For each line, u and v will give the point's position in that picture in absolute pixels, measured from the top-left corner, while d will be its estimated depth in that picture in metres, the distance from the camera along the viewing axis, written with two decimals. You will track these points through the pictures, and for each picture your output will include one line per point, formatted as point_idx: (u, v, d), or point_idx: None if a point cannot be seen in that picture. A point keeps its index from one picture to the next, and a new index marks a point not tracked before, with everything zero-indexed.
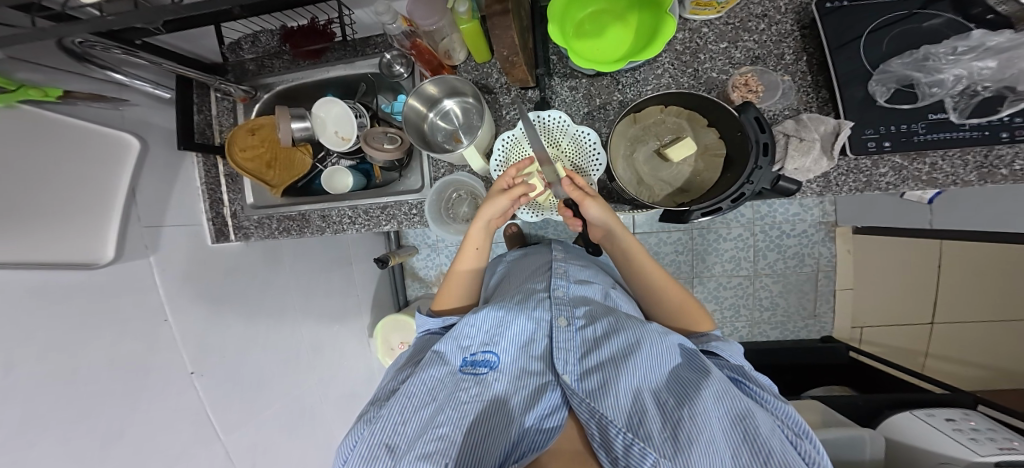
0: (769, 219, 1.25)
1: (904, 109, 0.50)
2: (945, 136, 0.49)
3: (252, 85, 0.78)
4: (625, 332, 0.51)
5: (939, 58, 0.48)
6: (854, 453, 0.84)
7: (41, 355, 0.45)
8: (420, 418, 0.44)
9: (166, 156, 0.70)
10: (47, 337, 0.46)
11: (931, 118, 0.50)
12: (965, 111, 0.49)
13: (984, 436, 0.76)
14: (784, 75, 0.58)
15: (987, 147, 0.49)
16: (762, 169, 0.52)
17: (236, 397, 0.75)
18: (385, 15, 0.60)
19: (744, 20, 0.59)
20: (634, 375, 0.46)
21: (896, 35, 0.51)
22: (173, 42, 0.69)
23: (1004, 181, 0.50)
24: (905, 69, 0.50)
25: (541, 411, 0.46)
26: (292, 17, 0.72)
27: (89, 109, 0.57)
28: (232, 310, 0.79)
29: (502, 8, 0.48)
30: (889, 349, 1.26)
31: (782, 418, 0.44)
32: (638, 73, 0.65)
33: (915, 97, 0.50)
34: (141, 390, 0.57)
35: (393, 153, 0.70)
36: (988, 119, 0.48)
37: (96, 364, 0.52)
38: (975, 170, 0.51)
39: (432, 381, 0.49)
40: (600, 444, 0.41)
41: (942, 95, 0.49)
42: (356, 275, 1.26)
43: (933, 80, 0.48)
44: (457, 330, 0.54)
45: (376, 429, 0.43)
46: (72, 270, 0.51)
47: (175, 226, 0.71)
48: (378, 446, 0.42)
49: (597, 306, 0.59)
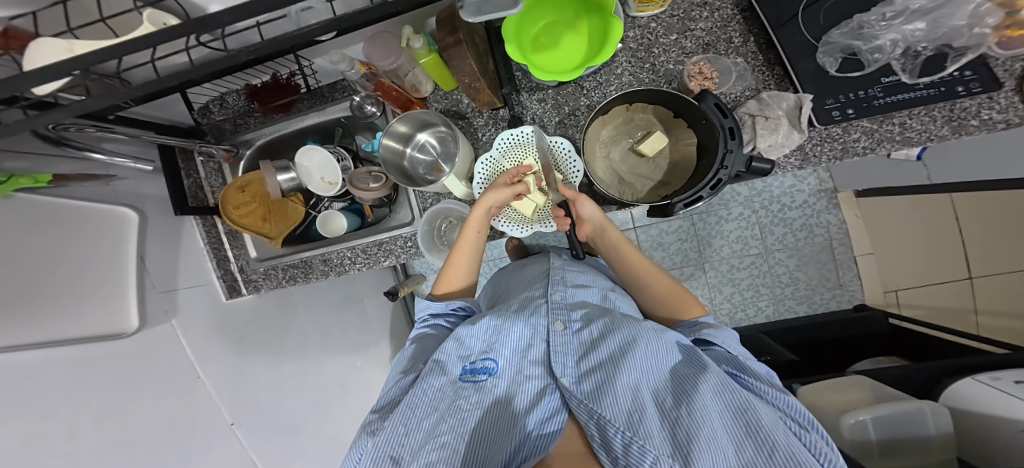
0: (767, 194, 1.22)
1: (855, 77, 0.50)
2: (903, 97, 0.48)
3: (233, 144, 0.82)
4: (620, 332, 0.50)
5: (873, 25, 0.48)
6: (918, 428, 0.78)
7: (94, 420, 0.50)
8: (423, 428, 0.45)
9: (165, 223, 0.74)
10: (97, 402, 0.51)
11: (885, 81, 0.49)
12: (915, 71, 0.48)
13: None
14: (735, 58, 0.58)
15: (948, 102, 0.48)
16: (733, 152, 0.50)
17: (274, 440, 0.78)
18: (342, 63, 0.62)
19: (688, 10, 0.60)
20: (633, 373, 0.45)
21: (831, 6, 0.51)
22: (146, 113, 0.72)
23: (978, 132, 0.48)
24: (845, 38, 0.49)
25: (541, 414, 0.46)
26: (255, 74, 0.75)
27: (83, 189, 0.61)
28: (257, 357, 0.82)
29: (454, 40, 0.52)
30: (932, 311, 1.17)
31: (782, 408, 0.41)
32: (599, 77, 0.66)
33: (862, 64, 0.49)
34: (189, 442, 0.61)
35: (379, 191, 0.74)
36: (938, 76, 0.47)
37: (144, 424, 0.55)
38: (946, 124, 0.49)
39: (434, 390, 0.49)
40: (600, 445, 0.40)
41: (887, 59, 0.48)
42: (371, 309, 1.29)
43: (872, 46, 0.48)
44: (457, 337, 0.55)
45: (382, 440, 0.44)
46: (107, 342, 0.55)
47: (187, 287, 0.76)
48: (383, 458, 0.43)
49: (593, 309, 0.59)
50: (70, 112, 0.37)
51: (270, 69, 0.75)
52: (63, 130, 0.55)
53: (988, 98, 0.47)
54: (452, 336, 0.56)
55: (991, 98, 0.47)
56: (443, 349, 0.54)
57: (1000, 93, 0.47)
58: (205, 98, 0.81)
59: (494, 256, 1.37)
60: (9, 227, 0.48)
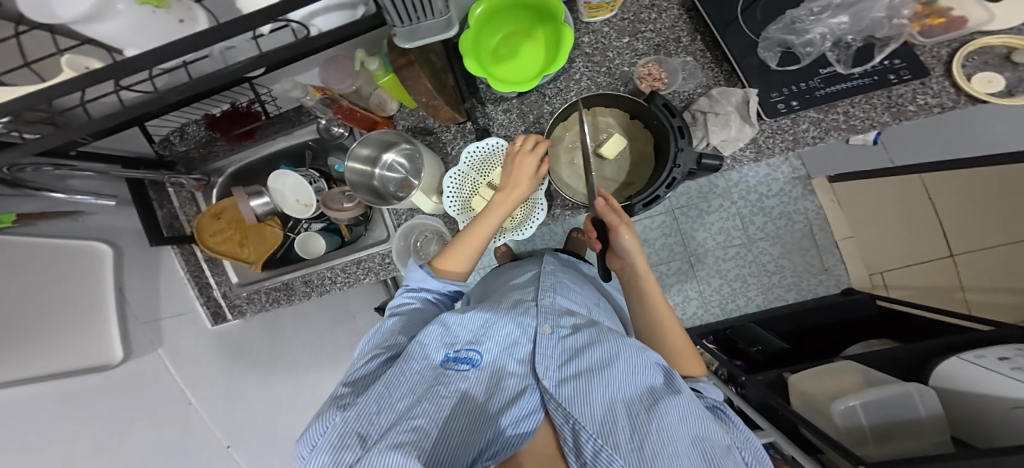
0: (743, 185, 1.24)
1: (794, 70, 0.52)
2: (842, 87, 0.51)
3: (202, 173, 0.84)
4: (606, 344, 0.51)
5: (803, 19, 0.52)
6: (908, 413, 0.77)
7: (91, 450, 0.51)
8: (396, 410, 0.44)
9: (140, 255, 0.75)
10: (91, 435, 0.52)
11: (823, 72, 0.51)
12: (848, 61, 0.51)
13: None
14: (685, 57, 0.60)
15: (885, 89, 0.51)
16: (683, 151, 0.52)
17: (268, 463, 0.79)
18: (295, 91, 0.65)
19: (638, 13, 0.62)
20: (612, 387, 0.46)
21: (766, 4, 0.54)
22: (114, 147, 0.73)
23: (916, 116, 0.51)
24: (780, 33, 0.53)
25: (517, 414, 0.46)
26: (212, 103, 0.74)
27: (53, 226, 0.61)
28: (248, 380, 0.83)
29: (406, 61, 0.53)
30: (920, 291, 1.18)
31: (740, 444, 0.46)
32: (559, 84, 0.67)
33: (798, 58, 0.52)
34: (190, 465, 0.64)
35: (353, 210, 0.75)
36: (869, 66, 0.50)
37: (139, 450, 0.57)
38: (886, 110, 0.51)
39: (412, 375, 0.48)
40: (571, 449, 0.41)
41: (819, 52, 0.52)
42: (362, 325, 1.29)
43: (804, 40, 0.52)
44: (444, 324, 0.55)
45: (353, 416, 0.42)
46: (90, 374, 0.56)
47: (170, 317, 0.76)
48: (350, 434, 0.40)
49: (583, 318, 0.59)
50: (29, 149, 0.38)
51: (227, 98, 0.74)
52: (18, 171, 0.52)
53: (920, 85, 0.51)
54: (439, 322, 0.55)
55: (924, 83, 0.51)
56: (428, 334, 0.54)
57: (932, 79, 0.51)
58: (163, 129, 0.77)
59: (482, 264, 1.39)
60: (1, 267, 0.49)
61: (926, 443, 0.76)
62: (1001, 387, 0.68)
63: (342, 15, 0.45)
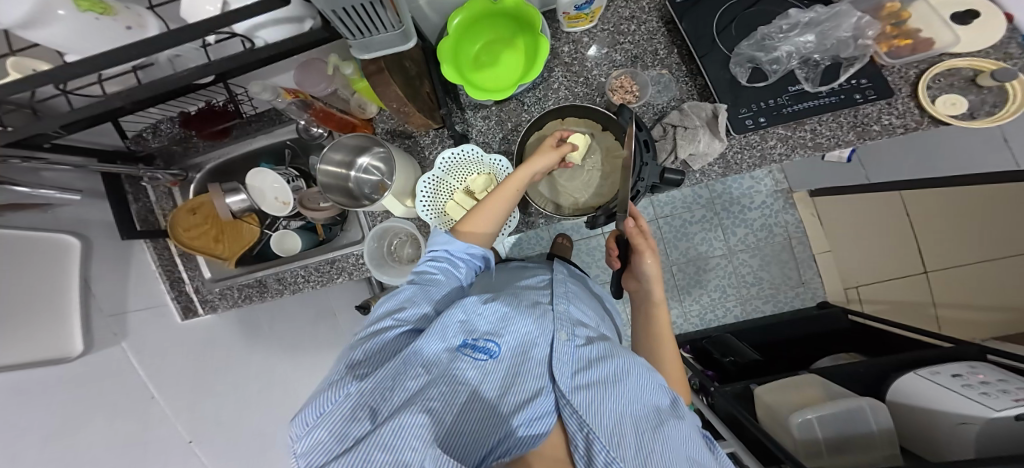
0: (727, 196, 1.26)
1: (762, 87, 0.53)
2: (807, 105, 0.51)
3: (182, 167, 0.84)
4: (620, 358, 0.52)
5: (773, 36, 0.52)
6: (862, 427, 0.80)
7: (38, 443, 0.49)
8: (408, 390, 0.42)
9: (113, 247, 0.74)
10: (40, 429, 0.50)
11: (792, 90, 0.52)
12: (816, 80, 0.51)
13: (995, 388, 0.70)
14: (661, 69, 0.60)
15: (851, 109, 0.50)
16: (648, 165, 0.53)
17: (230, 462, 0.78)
18: (265, 93, 0.63)
19: (617, 24, 0.62)
20: (625, 399, 0.47)
21: (739, 20, 0.55)
22: (94, 139, 0.73)
23: (880, 136, 0.51)
24: (750, 50, 0.53)
25: (530, 415, 0.45)
26: (188, 101, 0.72)
27: (19, 218, 0.59)
28: (217, 378, 0.82)
29: (377, 67, 0.53)
30: (894, 305, 1.20)
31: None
32: (538, 92, 0.68)
33: (766, 76, 0.53)
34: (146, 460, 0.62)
35: (330, 210, 0.76)
36: (835, 85, 0.50)
37: (94, 446, 0.55)
38: (851, 130, 0.52)
39: (428, 356, 0.47)
40: (583, 455, 0.42)
41: (786, 69, 0.52)
42: (342, 323, 1.29)
43: (771, 58, 0.52)
44: (467, 312, 0.53)
45: (366, 389, 0.40)
46: (48, 366, 0.55)
47: (137, 310, 0.75)
48: (361, 408, 0.38)
49: (594, 332, 0.61)
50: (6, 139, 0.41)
51: (203, 97, 0.73)
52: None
53: (886, 105, 0.51)
54: (460, 305, 0.54)
55: (889, 103, 0.51)
56: (450, 315, 0.52)
57: (898, 100, 0.51)
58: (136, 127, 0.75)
59: None
60: None
61: (876, 456, 0.80)
62: (959, 404, 0.70)
63: (290, 28, 0.49)
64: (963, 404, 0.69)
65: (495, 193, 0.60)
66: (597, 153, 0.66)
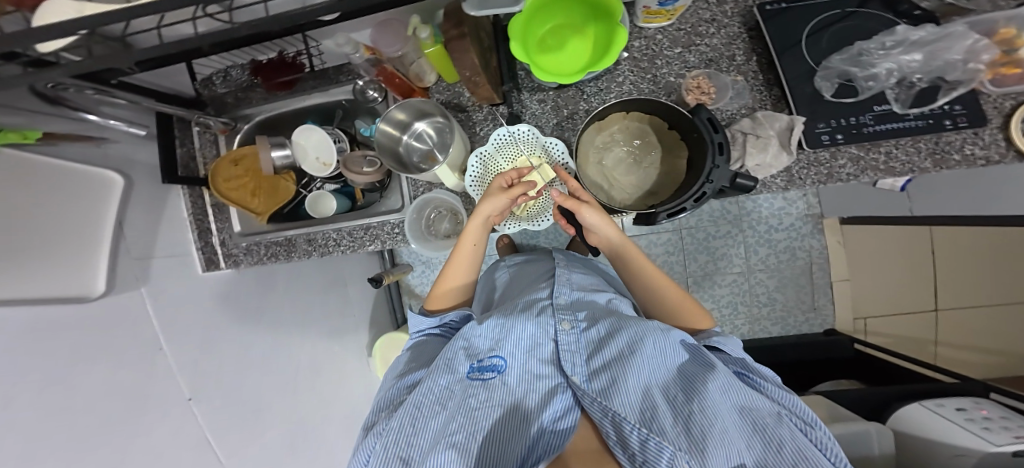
0: (755, 214, 1.26)
1: (849, 102, 0.53)
2: (891, 126, 0.51)
3: (231, 117, 0.81)
4: (627, 331, 0.52)
5: (871, 53, 0.52)
6: (864, 449, 0.81)
7: (41, 386, 0.47)
8: (433, 428, 0.47)
9: (150, 190, 0.73)
10: (42, 371, 0.47)
11: (877, 109, 0.52)
12: (907, 101, 0.52)
13: (998, 425, 0.73)
14: (735, 76, 0.60)
15: (936, 134, 0.51)
16: (719, 167, 0.52)
17: (234, 424, 0.75)
18: (347, 45, 0.63)
19: (695, 25, 0.62)
20: (643, 372, 0.46)
21: (833, 33, 0.55)
22: (153, 81, 0.72)
23: (958, 166, 0.51)
24: (843, 64, 0.53)
25: (553, 413, 0.47)
26: (261, 50, 0.75)
27: (71, 148, 0.61)
28: (229, 335, 0.80)
29: (457, 33, 0.52)
30: (899, 339, 1.22)
31: (788, 407, 0.47)
32: (600, 83, 0.67)
33: (856, 91, 0.53)
34: (143, 414, 0.59)
35: (373, 175, 0.74)
36: (928, 108, 0.51)
37: (93, 395, 0.53)
38: (928, 157, 0.52)
39: (441, 390, 0.50)
40: (616, 441, 0.42)
41: (880, 87, 0.52)
42: (352, 294, 1.28)
43: (868, 74, 0.52)
44: (466, 337, 0.56)
45: (390, 441, 0.46)
46: (64, 304, 0.53)
47: (164, 256, 0.74)
48: (393, 459, 0.44)
49: (598, 310, 0.60)
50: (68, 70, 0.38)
51: (276, 46, 0.75)
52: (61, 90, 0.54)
53: (971, 135, 0.51)
54: (460, 336, 0.57)
55: (977, 133, 0.51)
56: (451, 348, 0.56)
57: (986, 131, 0.50)
58: (209, 70, 0.80)
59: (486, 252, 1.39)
60: None
61: None
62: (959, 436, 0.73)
63: None
64: (962, 433, 0.73)
65: (449, 261, 0.69)
66: (657, 152, 0.65)
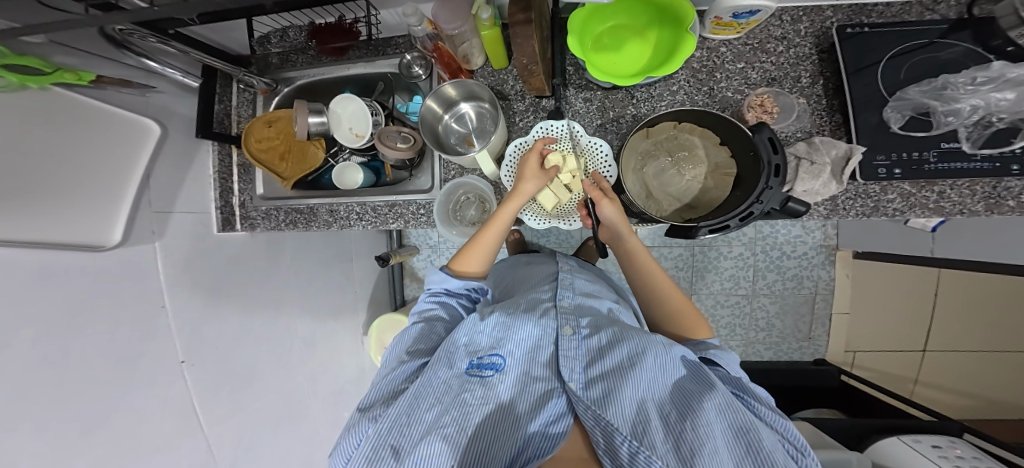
0: (770, 239, 1.26)
1: (918, 136, 0.54)
2: (953, 166, 0.53)
3: (274, 78, 0.80)
4: (629, 343, 0.50)
5: (958, 87, 0.51)
6: None
7: (34, 338, 0.45)
8: (426, 421, 0.43)
9: (184, 143, 0.72)
10: (43, 320, 0.46)
11: (944, 146, 0.53)
12: (978, 141, 0.52)
13: (969, 464, 0.75)
14: (799, 97, 0.61)
15: (997, 178, 0.53)
16: (772, 190, 0.52)
17: (224, 391, 0.73)
18: (412, 17, 0.61)
19: (764, 41, 0.62)
20: (638, 386, 0.45)
21: (914, 64, 0.56)
22: (203, 33, 0.71)
23: (1010, 211, 0.54)
24: (923, 97, 0.53)
25: (546, 417, 0.45)
26: (321, 13, 0.74)
27: (117, 94, 0.60)
28: (230, 301, 0.78)
29: (524, 18, 0.50)
30: (882, 374, 1.27)
31: (780, 433, 0.44)
32: (653, 89, 0.66)
33: (930, 125, 0.54)
34: (132, 379, 0.56)
35: (404, 152, 0.72)
36: (1001, 150, 0.52)
37: (89, 354, 0.51)
38: (983, 200, 0.54)
39: (438, 383, 0.47)
40: (605, 451, 0.40)
41: (958, 124, 0.52)
42: (355, 271, 1.26)
43: (949, 109, 0.51)
44: (468, 332, 0.54)
45: (382, 428, 0.42)
46: (80, 252, 0.52)
47: (184, 213, 0.72)
48: (382, 447, 0.41)
49: (601, 318, 0.58)
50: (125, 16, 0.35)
51: (337, 12, 0.73)
52: (127, 35, 0.55)
53: None
54: (462, 328, 0.54)
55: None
56: (452, 340, 0.53)
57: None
58: (268, 28, 0.79)
59: None
60: (13, 118, 0.45)
61: None
62: None
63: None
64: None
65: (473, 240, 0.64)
66: (702, 167, 0.64)
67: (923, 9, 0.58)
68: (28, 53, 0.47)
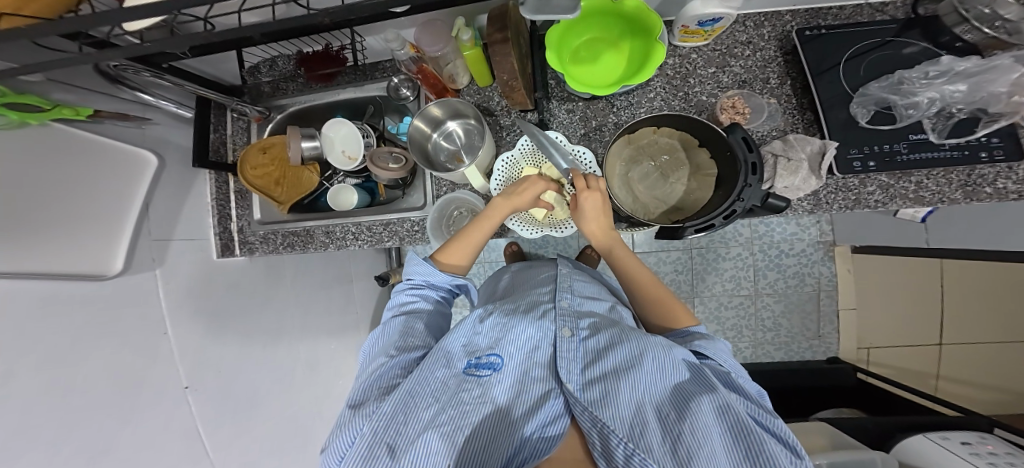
0: (767, 238, 1.27)
1: (885, 129, 0.56)
2: (925, 155, 0.55)
3: (267, 106, 0.84)
4: (627, 344, 0.49)
5: (914, 82, 0.54)
6: None
7: (37, 366, 0.45)
8: (423, 418, 0.43)
9: (180, 172, 0.75)
10: (46, 347, 0.47)
11: (912, 138, 0.55)
12: (944, 131, 0.54)
13: (1003, 461, 0.72)
14: (769, 98, 0.63)
15: (970, 166, 0.54)
16: (751, 187, 0.53)
17: (227, 417, 0.73)
18: (394, 42, 0.65)
19: (731, 46, 0.64)
20: (635, 388, 0.44)
21: (871, 62, 0.58)
22: (198, 67, 0.75)
23: (989, 198, 0.55)
24: (882, 92, 0.56)
25: (542, 419, 0.45)
26: (308, 42, 0.75)
27: (114, 127, 0.63)
28: (231, 326, 0.79)
29: (502, 37, 0.52)
30: (899, 372, 1.23)
31: (778, 436, 0.42)
32: (632, 97, 0.68)
33: (894, 118, 0.56)
34: (135, 405, 0.56)
35: (397, 172, 0.74)
36: (965, 139, 0.53)
37: (92, 377, 0.51)
38: (960, 188, 0.55)
39: (436, 383, 0.47)
40: (602, 454, 0.40)
41: (920, 116, 0.54)
42: (356, 292, 1.27)
43: (908, 102, 0.54)
44: (467, 334, 0.55)
45: (378, 425, 0.42)
46: (83, 281, 0.53)
47: (183, 240, 0.74)
48: (379, 445, 0.41)
49: (601, 319, 0.57)
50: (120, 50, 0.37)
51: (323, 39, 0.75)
52: (121, 71, 0.58)
53: (1006, 169, 0.54)
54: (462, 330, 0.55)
55: (1009, 168, 0.54)
56: (451, 341, 0.54)
57: (1019, 165, 0.54)
58: (256, 59, 0.81)
59: (490, 258, 1.40)
60: (20, 154, 0.48)
61: None
62: None
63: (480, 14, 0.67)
64: None
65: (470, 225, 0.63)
66: (685, 169, 0.66)
67: (873, 11, 0.62)
68: (28, 91, 0.50)
